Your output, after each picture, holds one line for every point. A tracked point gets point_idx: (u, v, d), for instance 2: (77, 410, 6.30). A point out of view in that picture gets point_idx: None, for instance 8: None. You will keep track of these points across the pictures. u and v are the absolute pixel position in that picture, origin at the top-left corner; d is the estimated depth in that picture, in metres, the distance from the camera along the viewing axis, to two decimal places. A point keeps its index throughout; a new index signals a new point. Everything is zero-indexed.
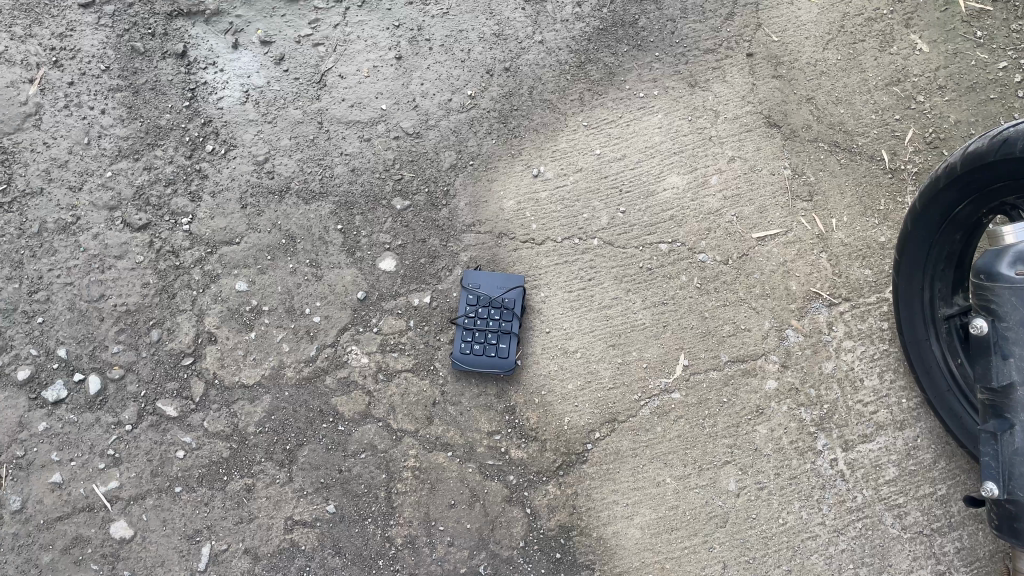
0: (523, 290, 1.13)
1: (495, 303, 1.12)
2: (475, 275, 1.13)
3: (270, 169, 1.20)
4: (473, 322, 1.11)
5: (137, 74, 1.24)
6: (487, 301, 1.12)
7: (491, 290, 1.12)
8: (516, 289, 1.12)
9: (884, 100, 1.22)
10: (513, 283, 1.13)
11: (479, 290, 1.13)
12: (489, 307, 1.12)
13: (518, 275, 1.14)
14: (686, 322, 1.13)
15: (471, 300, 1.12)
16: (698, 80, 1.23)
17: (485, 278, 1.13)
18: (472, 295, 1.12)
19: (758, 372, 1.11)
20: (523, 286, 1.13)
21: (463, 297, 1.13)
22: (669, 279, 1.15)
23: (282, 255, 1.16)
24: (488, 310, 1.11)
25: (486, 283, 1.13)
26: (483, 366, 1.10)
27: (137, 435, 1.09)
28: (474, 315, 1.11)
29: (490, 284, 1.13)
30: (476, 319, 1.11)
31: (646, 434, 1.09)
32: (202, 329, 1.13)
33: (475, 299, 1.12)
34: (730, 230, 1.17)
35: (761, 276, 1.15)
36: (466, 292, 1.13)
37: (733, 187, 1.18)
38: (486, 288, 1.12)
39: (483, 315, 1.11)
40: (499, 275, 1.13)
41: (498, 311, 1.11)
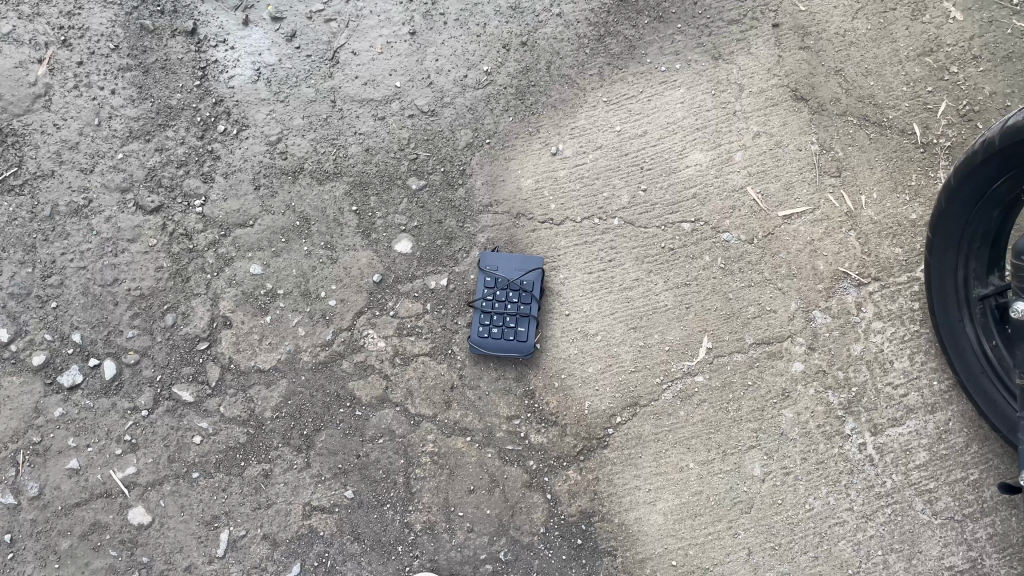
0: (542, 271, 1.10)
1: (513, 286, 1.09)
2: (492, 256, 1.10)
3: (283, 149, 1.18)
4: (492, 305, 1.09)
5: (147, 53, 1.22)
6: (505, 283, 1.09)
7: (509, 271, 1.10)
8: (534, 270, 1.10)
9: (915, 72, 1.17)
10: (532, 264, 1.10)
11: (497, 271, 1.10)
12: (507, 289, 1.09)
13: (537, 256, 1.11)
14: (710, 304, 1.10)
15: (488, 282, 1.10)
16: (722, 53, 1.19)
17: (502, 260, 1.10)
18: (489, 277, 1.10)
19: (785, 355, 1.08)
20: (542, 267, 1.10)
21: (480, 280, 1.10)
22: (692, 259, 1.12)
23: (297, 237, 1.14)
24: (506, 293, 1.09)
25: (503, 264, 1.10)
26: (501, 351, 1.07)
27: (154, 421, 1.08)
28: (492, 298, 1.09)
29: (508, 266, 1.10)
30: (494, 302, 1.09)
31: (668, 418, 1.07)
32: (217, 313, 1.12)
33: (492, 281, 1.10)
34: (755, 208, 1.13)
35: (787, 255, 1.12)
36: (483, 274, 1.10)
37: (758, 163, 1.15)
38: (504, 270, 1.10)
39: (501, 298, 1.09)
40: (517, 256, 1.10)
41: (517, 294, 1.09)
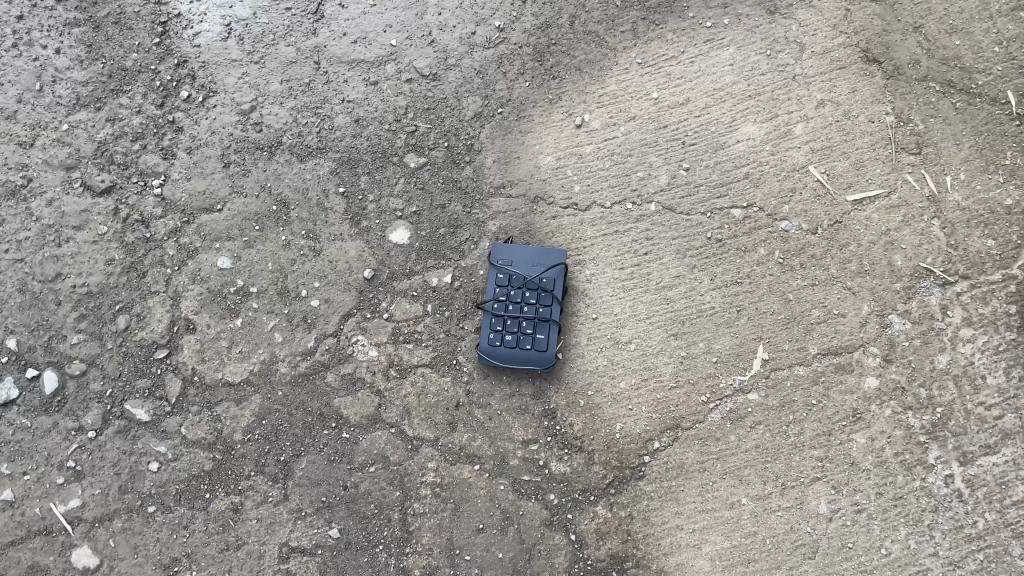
0: (565, 267, 0.91)
1: (530, 285, 0.91)
2: (505, 248, 0.92)
3: (257, 119, 0.99)
4: (505, 307, 0.91)
5: (98, 6, 1.03)
6: (520, 281, 0.91)
7: (525, 267, 0.92)
8: (556, 266, 0.91)
9: (1010, 28, 0.96)
10: (552, 259, 0.91)
11: (511, 267, 0.92)
12: (523, 288, 0.91)
13: (560, 249, 0.92)
14: (766, 306, 0.92)
15: (500, 279, 0.92)
16: (779, 6, 1.00)
17: (517, 253, 0.92)
18: (502, 273, 0.92)
19: (855, 368, 0.91)
20: (565, 262, 0.92)
21: (491, 277, 0.92)
22: (744, 252, 0.94)
23: (273, 225, 0.96)
24: (522, 293, 0.91)
25: (519, 258, 0.92)
26: (516, 363, 0.90)
27: (102, 444, 0.91)
28: (505, 299, 0.91)
29: (524, 260, 0.92)
30: (508, 304, 0.91)
31: (716, 444, 0.89)
32: (178, 315, 0.94)
33: (505, 279, 0.91)
34: (819, 191, 0.95)
35: (858, 249, 0.93)
36: (494, 270, 0.92)
37: (823, 138, 0.96)
38: (519, 266, 0.92)
39: (516, 299, 0.91)
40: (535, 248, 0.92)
41: (535, 294, 0.91)
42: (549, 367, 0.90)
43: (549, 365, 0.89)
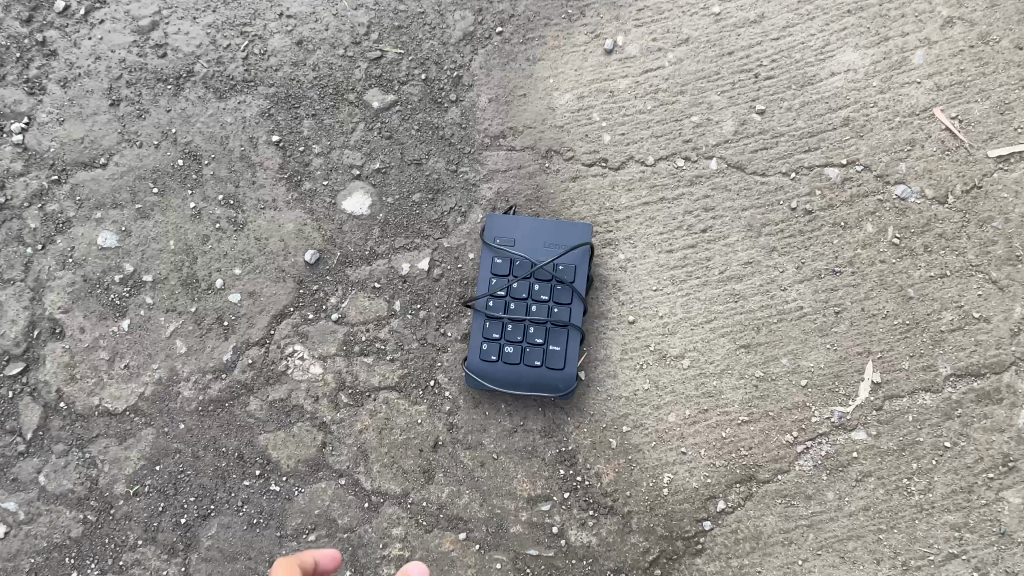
0: (591, 250, 0.63)
1: (540, 273, 0.63)
2: (505, 220, 0.64)
3: (160, 40, 0.71)
4: (505, 305, 0.63)
5: None
6: (527, 267, 0.63)
7: (534, 247, 0.64)
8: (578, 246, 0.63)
9: None
10: (573, 238, 0.63)
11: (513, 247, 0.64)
12: (531, 279, 0.63)
13: (584, 223, 0.64)
14: (876, 307, 0.65)
15: (498, 265, 0.64)
16: None
17: (522, 228, 0.64)
18: (500, 256, 0.64)
19: (1004, 398, 0.62)
20: (591, 243, 0.64)
21: (484, 261, 0.64)
22: (843, 230, 0.66)
23: (179, 187, 0.68)
24: (529, 286, 0.63)
25: (524, 235, 0.64)
26: (520, 386, 0.62)
27: None
28: (505, 294, 0.63)
29: (532, 237, 0.64)
30: (509, 301, 0.63)
31: (808, 505, 0.62)
32: (40, 315, 0.66)
33: (505, 264, 0.64)
34: (948, 143, 0.67)
35: (1005, 225, 0.65)
36: (489, 251, 0.64)
37: (951, 68, 0.68)
38: (525, 246, 0.64)
39: (521, 293, 0.63)
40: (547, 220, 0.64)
41: (548, 287, 0.63)
42: (567, 392, 0.62)
43: (568, 389, 0.62)
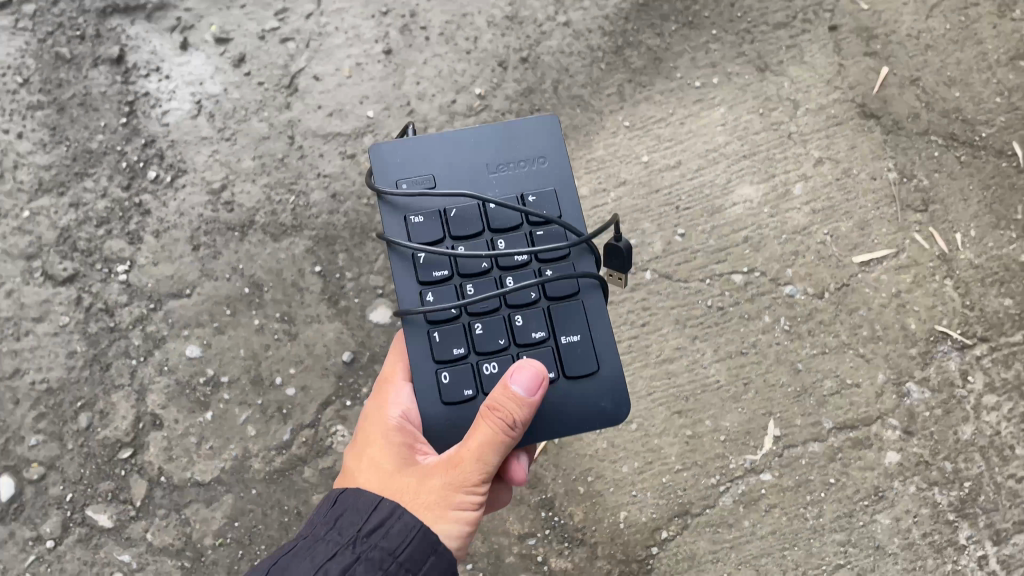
0: (544, 162, 0.66)
1: (495, 211, 0.63)
2: (418, 143, 0.65)
3: (229, 198, 0.95)
4: (459, 279, 0.62)
5: (62, 87, 0.98)
6: (473, 208, 0.63)
7: (482, 180, 0.65)
8: (545, 145, 0.66)
9: (1009, 79, 0.96)
10: (517, 164, 0.66)
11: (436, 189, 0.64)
12: (486, 229, 0.63)
13: (533, 125, 0.67)
14: (775, 379, 0.86)
15: (425, 219, 0.63)
16: (770, 63, 0.96)
17: (438, 160, 0.65)
18: (428, 203, 0.64)
19: (874, 443, 0.84)
20: (540, 154, 0.66)
21: (403, 218, 0.63)
22: (749, 320, 0.87)
23: (245, 309, 0.90)
24: (486, 238, 0.63)
25: (464, 179, 0.65)
26: (564, 425, 0.62)
27: (61, 555, 0.84)
28: (448, 273, 0.62)
29: (470, 169, 0.65)
30: (461, 276, 0.63)
31: (730, 531, 0.82)
32: (144, 411, 0.87)
33: (435, 211, 0.63)
34: (824, 253, 0.89)
35: (868, 312, 0.88)
36: (392, 215, 0.63)
37: (824, 197, 0.91)
38: (467, 181, 0.65)
39: (475, 264, 0.62)
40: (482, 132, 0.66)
41: (512, 230, 0.63)
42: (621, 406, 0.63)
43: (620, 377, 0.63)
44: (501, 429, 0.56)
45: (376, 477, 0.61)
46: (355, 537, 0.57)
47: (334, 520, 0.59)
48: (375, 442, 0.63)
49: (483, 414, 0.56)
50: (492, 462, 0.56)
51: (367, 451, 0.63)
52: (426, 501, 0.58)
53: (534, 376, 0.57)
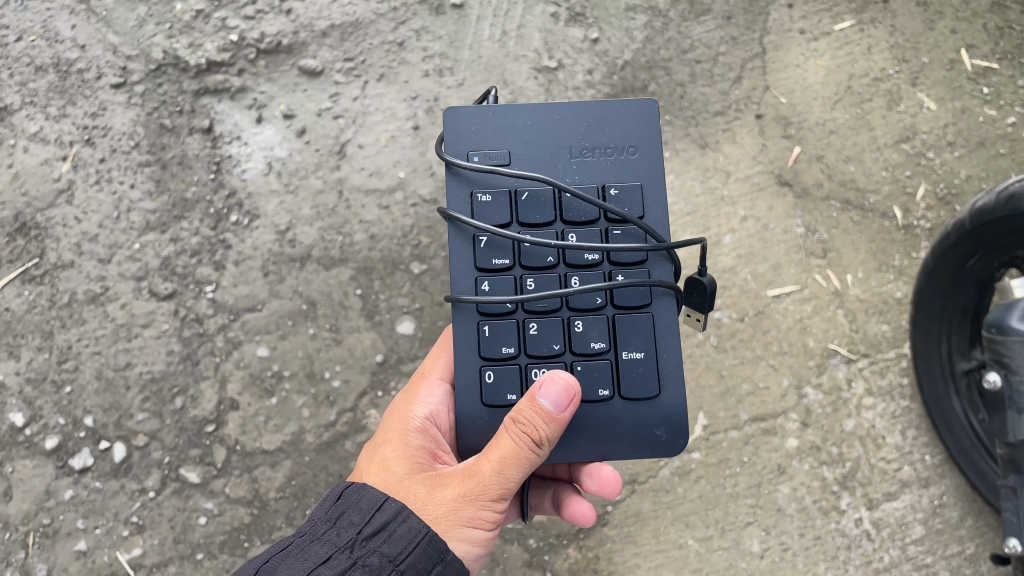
0: (625, 154, 0.85)
1: (567, 200, 0.82)
2: (503, 116, 0.84)
3: (292, 237, 1.22)
4: (514, 263, 0.82)
5: (165, 150, 1.24)
6: (547, 193, 0.82)
7: (563, 164, 0.84)
8: (631, 137, 0.85)
9: (893, 158, 1.24)
10: (601, 149, 0.84)
11: (510, 164, 0.84)
12: (556, 219, 0.82)
13: (625, 110, 0.85)
14: (705, 382, 1.14)
15: (494, 194, 0.82)
16: (709, 142, 1.25)
17: (518, 140, 0.84)
18: (503, 181, 0.83)
19: (778, 432, 1.12)
20: (621, 146, 0.85)
21: (471, 190, 0.83)
22: (686, 337, 1.15)
23: (303, 321, 1.19)
24: (555, 229, 0.82)
25: (546, 163, 0.84)
26: (623, 446, 0.81)
27: (160, 502, 1.14)
28: (511, 261, 0.81)
29: (550, 152, 0.84)
30: (522, 267, 0.82)
31: (667, 494, 1.10)
32: (225, 396, 1.17)
33: (506, 190, 0.82)
34: (745, 287, 1.18)
35: (778, 333, 1.16)
36: (464, 185, 0.83)
37: (746, 246, 1.20)
38: (546, 163, 0.84)
39: (538, 256, 0.81)
40: (568, 115, 0.85)
41: (579, 225, 0.82)
42: (676, 437, 0.81)
43: (677, 408, 0.81)
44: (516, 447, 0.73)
45: (393, 477, 0.80)
46: (356, 536, 0.73)
47: (335, 516, 0.75)
48: (394, 452, 0.83)
49: (511, 424, 0.73)
50: (511, 471, 0.74)
51: (389, 455, 0.83)
52: (439, 507, 0.76)
53: (563, 395, 0.73)
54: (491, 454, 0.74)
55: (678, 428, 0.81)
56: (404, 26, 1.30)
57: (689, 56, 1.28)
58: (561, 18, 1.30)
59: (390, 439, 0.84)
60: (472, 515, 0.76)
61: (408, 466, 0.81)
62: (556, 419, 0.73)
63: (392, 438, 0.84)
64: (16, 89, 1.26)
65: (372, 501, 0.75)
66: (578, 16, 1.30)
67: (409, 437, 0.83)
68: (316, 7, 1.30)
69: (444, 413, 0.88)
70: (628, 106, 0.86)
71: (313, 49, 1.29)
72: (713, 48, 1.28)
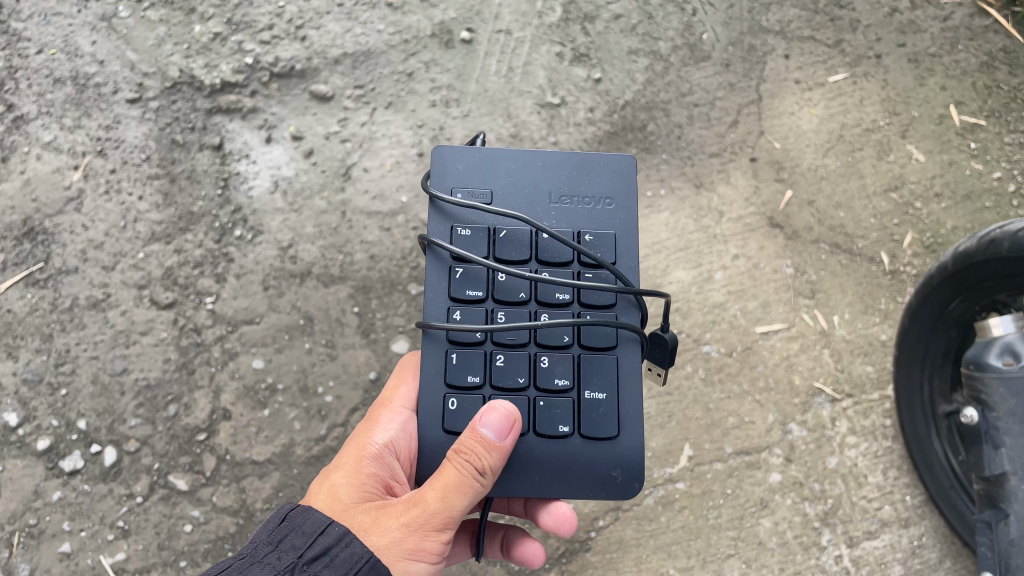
0: (605, 206, 0.88)
1: (543, 241, 0.85)
2: (487, 158, 0.88)
3: (293, 254, 1.25)
4: (489, 297, 0.84)
5: (175, 164, 1.27)
6: (525, 234, 0.85)
7: (542, 208, 0.87)
8: (611, 190, 0.88)
9: (882, 206, 1.28)
10: (580, 199, 0.88)
11: (491, 203, 0.86)
12: (532, 258, 0.85)
13: (606, 164, 0.89)
14: (691, 413, 1.16)
15: (474, 229, 0.85)
16: (704, 182, 1.28)
17: (501, 181, 0.87)
18: (483, 218, 0.85)
19: (762, 465, 1.15)
20: (603, 198, 0.88)
21: (452, 224, 0.85)
22: (675, 368, 1.18)
23: (299, 335, 1.22)
24: (531, 267, 0.85)
25: (527, 206, 0.87)
26: (581, 484, 0.82)
27: (147, 508, 1.15)
28: (483, 294, 0.84)
29: (531, 195, 0.87)
30: (495, 300, 0.84)
31: (650, 523, 1.12)
32: (218, 406, 1.19)
33: (485, 226, 0.85)
34: (734, 323, 1.21)
35: (764, 368, 1.19)
36: (445, 219, 0.86)
37: (737, 283, 1.23)
38: (526, 206, 0.87)
39: (511, 292, 0.84)
40: (551, 163, 0.88)
41: (553, 265, 0.85)
42: (633, 481, 0.83)
43: (635, 453, 0.83)
44: (458, 473, 0.75)
45: (337, 505, 0.79)
46: (297, 560, 0.72)
47: (278, 539, 0.74)
48: (341, 480, 0.82)
49: (456, 454, 0.75)
50: (457, 500, 0.75)
51: (335, 481, 0.82)
52: (381, 537, 0.75)
53: (500, 423, 0.76)
54: (434, 483, 0.75)
55: (635, 472, 0.82)
56: (413, 58, 1.34)
57: (687, 99, 1.33)
58: (565, 58, 1.35)
59: (338, 466, 0.84)
60: (415, 546, 0.75)
61: (355, 495, 0.80)
62: (499, 448, 0.76)
63: (340, 466, 0.84)
64: (33, 99, 1.30)
65: (316, 525, 0.75)
66: (582, 56, 1.35)
67: (364, 465, 0.83)
68: (331, 35, 1.34)
69: (404, 441, 0.87)
70: (611, 160, 0.89)
71: (324, 75, 1.33)
72: (711, 92, 1.33)
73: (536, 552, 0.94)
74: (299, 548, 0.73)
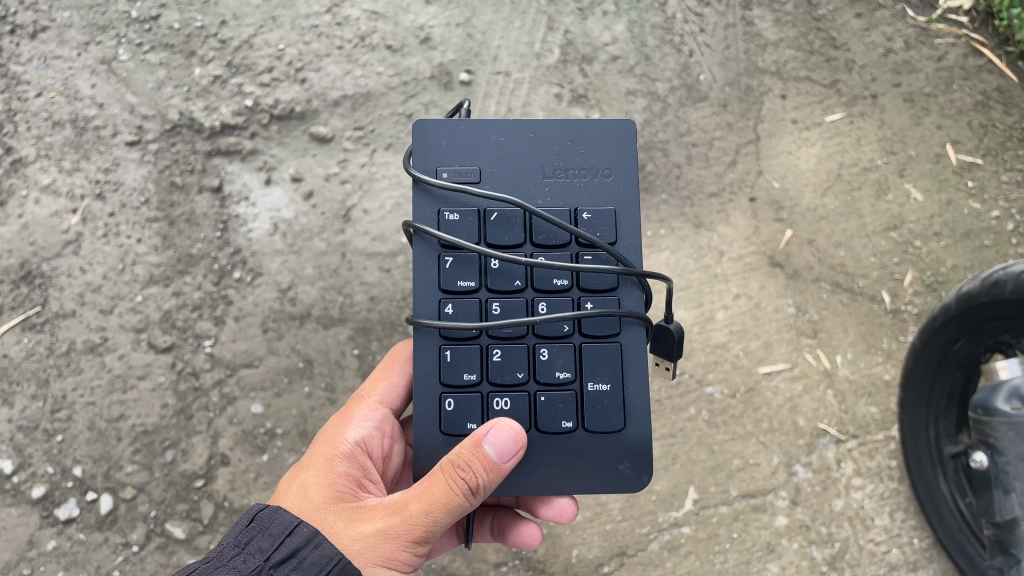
0: (604, 176, 0.85)
1: (536, 222, 0.82)
2: (474, 132, 0.84)
3: (293, 296, 1.25)
4: (480, 286, 0.81)
5: (174, 207, 1.27)
6: (517, 214, 0.82)
7: (536, 184, 0.84)
8: (608, 158, 0.85)
9: (881, 245, 1.28)
10: (576, 171, 0.84)
11: (479, 182, 0.83)
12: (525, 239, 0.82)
13: (605, 129, 0.85)
14: (695, 456, 1.16)
15: (462, 213, 0.82)
16: (704, 222, 1.28)
17: (489, 158, 0.84)
18: (472, 201, 0.82)
19: (768, 509, 1.14)
20: (600, 167, 0.85)
21: (439, 207, 0.82)
22: (678, 411, 1.17)
23: (298, 379, 1.21)
24: (526, 250, 0.82)
25: (517, 184, 0.83)
26: (587, 479, 0.80)
27: (144, 557, 1.14)
28: (476, 284, 0.81)
29: (522, 172, 0.84)
30: (488, 288, 0.81)
31: (656, 569, 1.11)
32: (216, 451, 1.18)
33: (474, 209, 0.82)
34: (737, 363, 1.20)
35: (768, 410, 1.18)
36: (431, 201, 0.82)
37: (739, 322, 1.22)
38: (518, 184, 0.84)
39: (503, 281, 0.81)
40: (542, 135, 0.85)
41: (548, 246, 0.82)
42: (641, 473, 0.81)
43: (643, 445, 0.81)
44: (446, 486, 0.72)
45: (307, 506, 0.77)
46: (264, 563, 0.71)
47: (244, 542, 0.72)
48: (312, 478, 0.80)
49: (451, 468, 0.72)
50: (441, 514, 0.72)
51: (307, 478, 0.80)
52: (354, 542, 0.73)
53: (506, 444, 0.73)
54: (420, 494, 0.73)
55: (644, 464, 0.81)
56: (413, 99, 1.35)
57: (686, 140, 1.33)
58: (564, 99, 1.35)
59: (310, 462, 0.82)
60: (388, 555, 0.73)
61: (328, 495, 0.78)
62: (496, 468, 0.72)
63: (312, 462, 0.82)
64: (32, 142, 1.29)
65: (284, 526, 0.73)
66: (581, 97, 1.36)
67: (334, 463, 0.81)
68: (330, 78, 1.34)
69: (376, 440, 0.87)
70: (607, 125, 0.85)
71: (324, 117, 1.33)
72: (709, 133, 1.34)
73: (532, 534, 0.92)
74: (267, 550, 0.72)
